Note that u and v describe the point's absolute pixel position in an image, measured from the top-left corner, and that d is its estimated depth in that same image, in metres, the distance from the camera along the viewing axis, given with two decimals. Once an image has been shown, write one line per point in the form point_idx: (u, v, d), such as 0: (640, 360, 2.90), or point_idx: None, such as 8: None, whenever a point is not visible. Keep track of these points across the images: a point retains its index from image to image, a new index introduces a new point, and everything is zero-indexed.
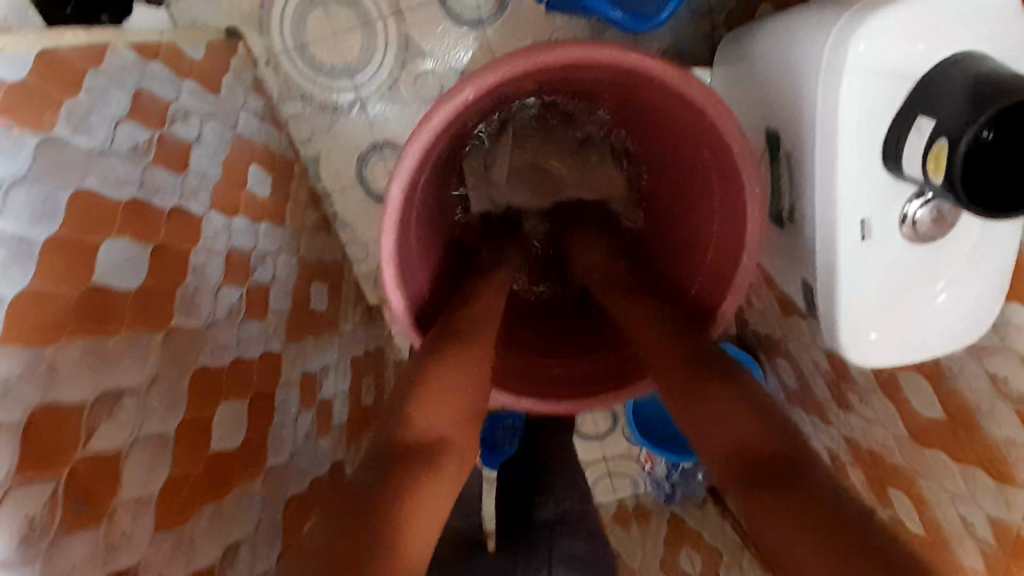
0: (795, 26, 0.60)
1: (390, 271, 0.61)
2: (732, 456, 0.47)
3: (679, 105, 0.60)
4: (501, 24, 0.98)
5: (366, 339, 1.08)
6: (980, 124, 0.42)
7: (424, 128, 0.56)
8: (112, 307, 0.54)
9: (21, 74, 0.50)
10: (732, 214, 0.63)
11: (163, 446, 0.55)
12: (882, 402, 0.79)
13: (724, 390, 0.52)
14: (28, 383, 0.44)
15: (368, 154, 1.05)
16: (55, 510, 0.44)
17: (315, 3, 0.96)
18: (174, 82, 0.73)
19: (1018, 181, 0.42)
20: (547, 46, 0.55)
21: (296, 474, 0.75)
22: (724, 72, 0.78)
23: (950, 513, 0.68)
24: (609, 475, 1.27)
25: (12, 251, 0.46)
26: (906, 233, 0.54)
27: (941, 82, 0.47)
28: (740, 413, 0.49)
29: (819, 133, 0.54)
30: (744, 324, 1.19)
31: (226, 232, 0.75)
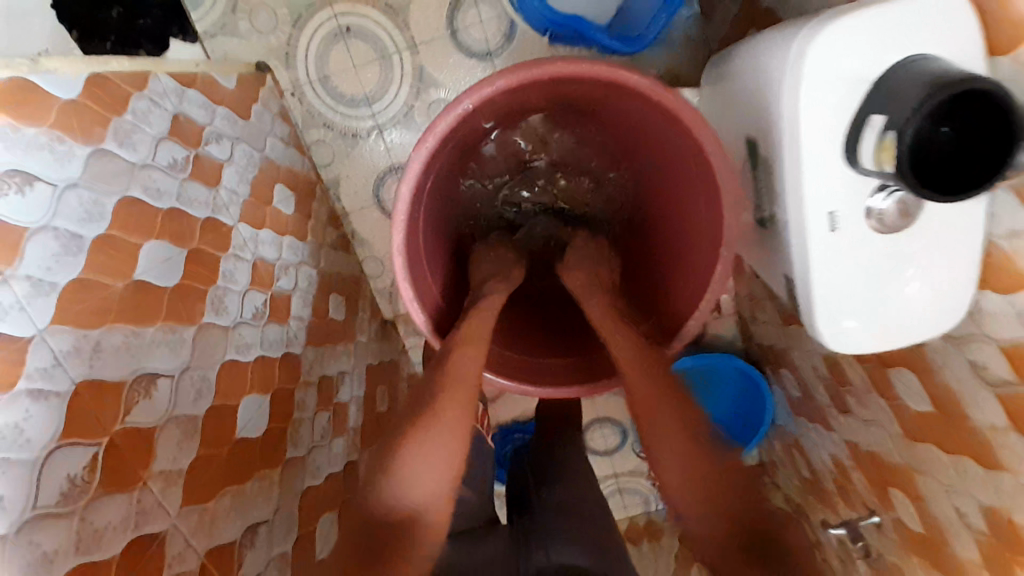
0: (764, 46, 0.67)
1: (400, 264, 0.66)
2: (709, 515, 0.54)
3: (658, 114, 0.67)
4: (509, 55, 1.06)
5: (381, 350, 1.14)
6: (916, 118, 0.47)
7: (430, 134, 0.63)
8: (152, 301, 0.60)
9: (73, 94, 0.57)
10: (711, 214, 0.68)
11: (193, 427, 0.61)
12: (877, 402, 0.81)
13: (687, 441, 0.58)
14: (77, 358, 0.50)
15: (384, 177, 1.12)
16: (95, 473, 0.49)
17: (337, 40, 1.05)
18: (208, 108, 0.81)
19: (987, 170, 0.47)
20: (537, 60, 0.62)
21: (312, 468, 0.80)
22: (709, 91, 0.85)
23: (947, 507, 0.70)
24: (620, 491, 1.29)
25: (64, 247, 0.51)
26: (873, 224, 0.59)
27: (893, 83, 0.52)
28: (710, 473, 0.56)
29: (787, 135, 0.60)
30: (749, 336, 1.22)
31: (253, 242, 0.82)
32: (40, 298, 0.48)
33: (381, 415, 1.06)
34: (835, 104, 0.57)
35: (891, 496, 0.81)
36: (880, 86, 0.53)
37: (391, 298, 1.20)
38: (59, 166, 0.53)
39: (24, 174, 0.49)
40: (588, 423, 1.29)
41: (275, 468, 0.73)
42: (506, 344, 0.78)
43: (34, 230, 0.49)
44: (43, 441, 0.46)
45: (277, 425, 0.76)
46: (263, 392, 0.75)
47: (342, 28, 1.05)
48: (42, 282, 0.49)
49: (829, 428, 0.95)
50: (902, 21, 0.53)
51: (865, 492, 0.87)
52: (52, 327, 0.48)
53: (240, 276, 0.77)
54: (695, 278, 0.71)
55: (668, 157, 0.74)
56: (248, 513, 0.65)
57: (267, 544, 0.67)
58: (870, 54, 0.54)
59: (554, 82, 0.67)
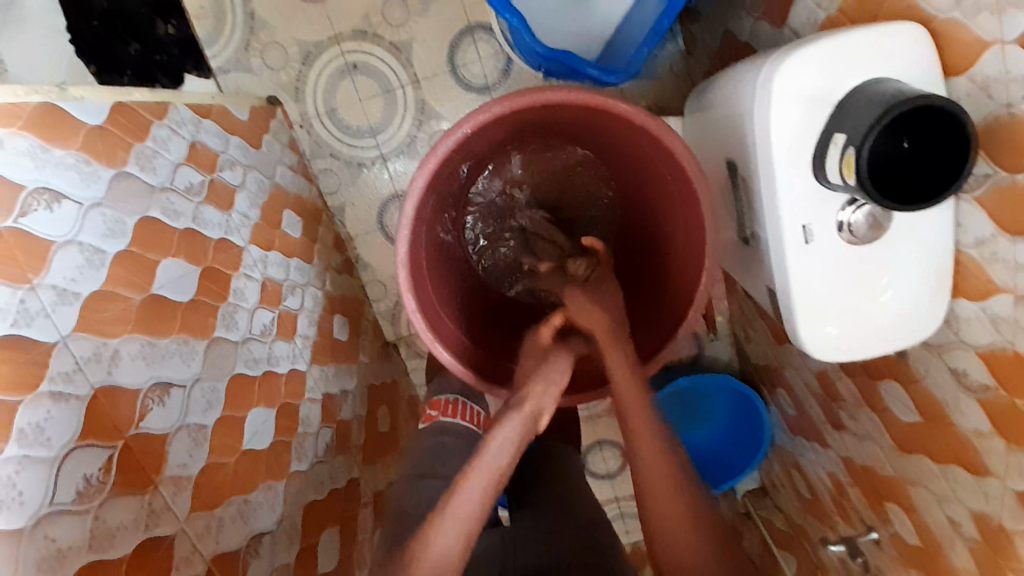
0: (738, 72, 0.71)
1: (404, 277, 0.70)
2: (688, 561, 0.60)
3: (641, 137, 0.72)
4: (506, 88, 1.12)
5: (383, 372, 1.16)
6: (874, 131, 0.50)
7: (431, 157, 0.68)
8: (167, 314, 0.63)
9: (98, 120, 0.61)
10: (694, 229, 0.73)
11: (203, 436, 0.64)
12: (868, 414, 0.82)
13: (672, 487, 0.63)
14: (96, 365, 0.53)
15: (387, 205, 1.17)
16: (109, 474, 0.51)
17: (344, 76, 1.11)
18: (222, 137, 0.86)
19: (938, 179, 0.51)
20: (529, 89, 0.67)
21: (315, 483, 0.82)
22: (691, 116, 0.90)
23: (939, 514, 0.71)
24: (622, 516, 1.30)
25: (88, 260, 0.55)
26: (846, 237, 0.63)
27: (851, 105, 0.56)
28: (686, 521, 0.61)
29: (760, 153, 0.64)
30: (744, 357, 1.24)
31: (262, 263, 0.85)
32: (65, 306, 0.51)
33: (383, 436, 1.08)
34: (802, 123, 0.61)
35: (886, 510, 0.82)
36: (844, 108, 0.57)
37: (394, 321, 1.23)
38: (85, 186, 0.57)
39: (53, 192, 0.53)
40: (588, 447, 1.30)
41: (280, 481, 0.74)
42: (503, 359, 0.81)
43: (61, 244, 0.52)
44: (63, 442, 0.48)
45: (283, 438, 0.78)
46: (270, 406, 0.77)
47: (349, 64, 1.11)
48: (67, 291, 0.52)
49: (825, 444, 0.97)
50: (861, 47, 0.58)
51: (861, 506, 0.88)
52: (74, 334, 0.52)
53: (250, 295, 0.80)
54: (683, 289, 0.75)
55: (653, 177, 0.78)
56: (253, 523, 0.67)
57: (271, 556, 0.69)
58: (833, 78, 0.59)
59: (547, 108, 0.71)
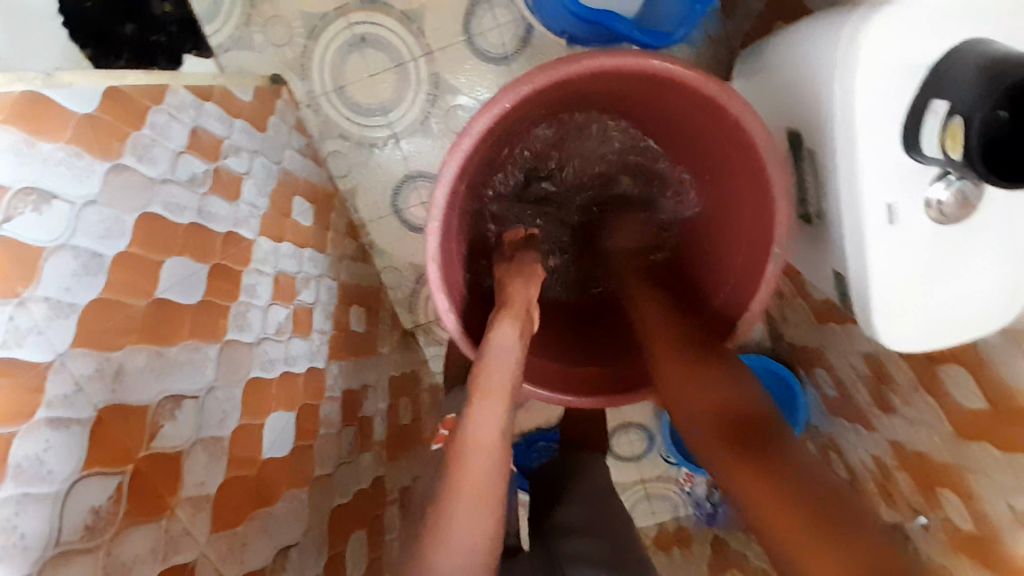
0: (808, 35, 0.66)
1: (434, 272, 0.64)
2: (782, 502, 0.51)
3: (701, 109, 0.66)
4: (526, 58, 1.04)
5: (403, 362, 1.11)
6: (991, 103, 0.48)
7: (465, 137, 0.61)
8: (175, 320, 0.58)
9: (91, 108, 0.55)
10: (761, 208, 0.67)
11: (220, 448, 0.59)
12: (927, 403, 0.76)
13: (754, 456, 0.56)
14: (99, 382, 0.48)
15: (402, 186, 1.10)
16: (120, 502, 0.47)
17: (353, 49, 1.04)
18: (225, 121, 0.79)
19: None
20: (574, 58, 0.60)
21: (340, 486, 0.78)
22: (746, 84, 0.85)
23: (1000, 508, 0.64)
24: (647, 497, 1.24)
25: (83, 266, 0.49)
26: (933, 215, 0.59)
27: (953, 68, 0.53)
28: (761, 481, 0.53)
29: (837, 123, 0.59)
30: (779, 339, 1.18)
31: (274, 255, 0.80)
32: (60, 320, 0.46)
33: (404, 429, 1.03)
34: (892, 86, 0.57)
35: (939, 496, 0.75)
36: (941, 73, 0.54)
37: (412, 308, 1.18)
38: (78, 184, 0.51)
39: (40, 192, 0.47)
40: (613, 428, 1.23)
41: (303, 488, 0.70)
42: (550, 354, 0.78)
43: (52, 249, 0.47)
44: (67, 473, 0.43)
45: (304, 442, 0.73)
46: (289, 409, 0.73)
47: (357, 36, 1.03)
48: (62, 303, 0.47)
49: (871, 429, 0.90)
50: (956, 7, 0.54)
51: (910, 494, 0.81)
52: (73, 351, 0.46)
53: (263, 292, 0.75)
54: (747, 273, 0.70)
55: (708, 147, 0.73)
56: (277, 536, 0.63)
57: (297, 567, 0.65)
58: (933, 39, 0.55)
59: (592, 77, 0.65)
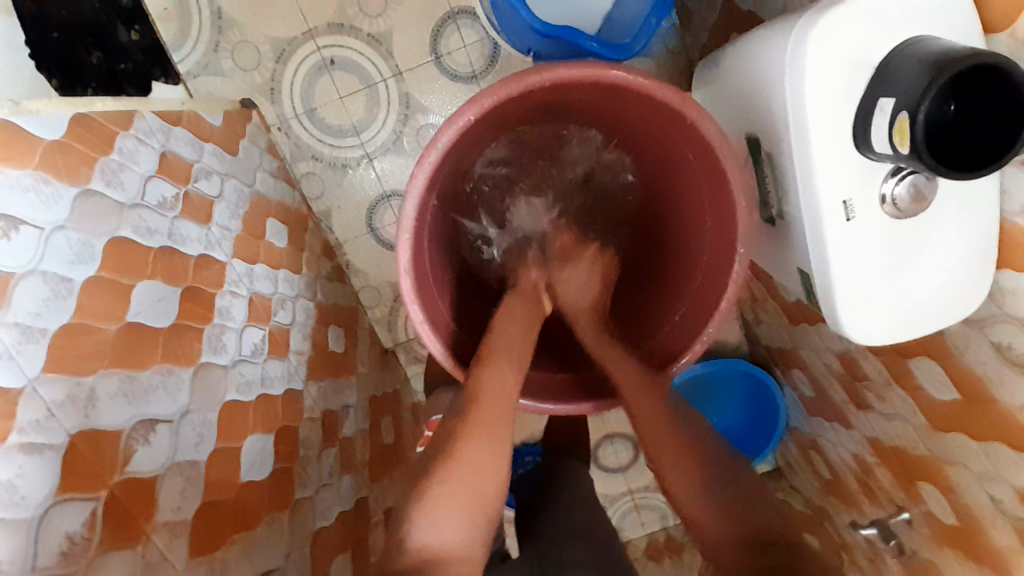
0: (760, 42, 0.69)
1: (407, 285, 0.65)
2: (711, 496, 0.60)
3: (661, 116, 0.68)
4: (493, 76, 1.06)
5: (383, 382, 1.10)
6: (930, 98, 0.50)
7: (431, 149, 0.62)
8: (146, 344, 0.57)
9: (58, 135, 0.55)
10: (723, 211, 0.69)
11: (197, 473, 0.58)
12: (898, 396, 0.77)
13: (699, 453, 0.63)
14: (70, 408, 0.47)
15: (377, 205, 1.11)
16: (95, 528, 0.46)
17: (322, 72, 1.05)
18: (196, 145, 0.80)
19: (990, 141, 0.50)
20: (534, 69, 0.62)
21: (322, 507, 0.77)
22: (704, 91, 0.88)
23: (978, 492, 0.65)
24: (636, 508, 1.23)
25: (53, 291, 0.49)
26: (889, 211, 0.61)
27: (898, 66, 0.55)
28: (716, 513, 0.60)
29: (795, 128, 0.62)
30: (754, 342, 1.20)
31: (248, 277, 0.80)
32: (31, 345, 0.46)
33: (387, 449, 1.02)
34: (839, 91, 0.59)
35: (919, 489, 0.76)
36: (887, 69, 0.56)
37: (390, 327, 1.18)
38: (47, 209, 0.51)
39: (8, 217, 0.47)
40: (598, 441, 1.22)
41: (284, 510, 0.69)
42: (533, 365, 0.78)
43: (21, 275, 0.46)
44: (40, 499, 0.43)
45: (283, 464, 0.73)
46: (267, 431, 0.72)
47: (326, 59, 1.04)
48: (32, 328, 0.46)
49: (848, 426, 0.91)
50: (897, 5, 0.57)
51: (891, 488, 0.82)
52: (44, 376, 0.46)
53: (238, 313, 0.75)
54: (712, 275, 0.72)
55: (672, 155, 0.75)
56: (259, 560, 0.62)
57: None
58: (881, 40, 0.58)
59: (553, 89, 0.66)
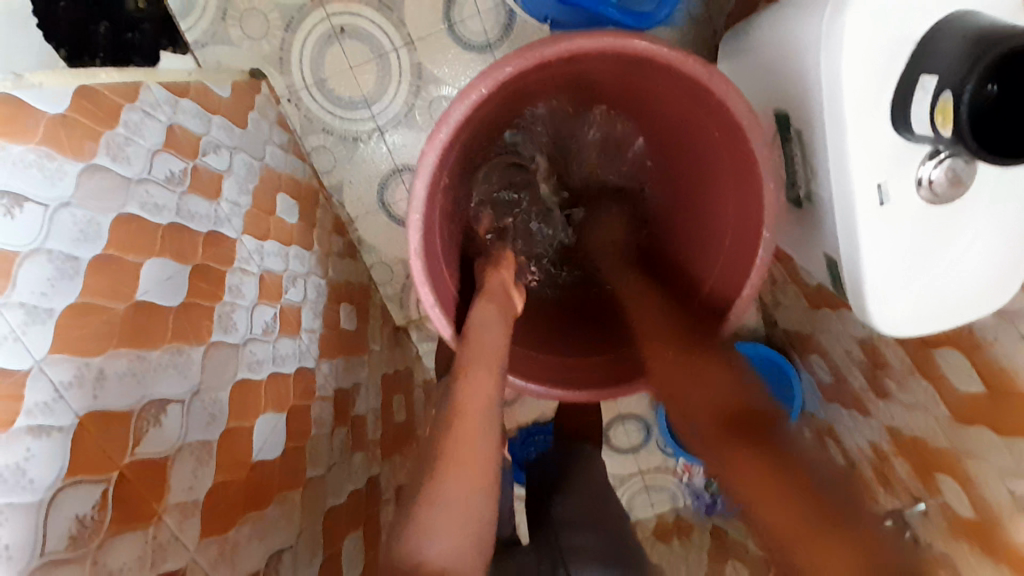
0: (794, 13, 0.65)
1: (419, 268, 0.63)
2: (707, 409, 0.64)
3: (685, 91, 0.65)
4: (509, 47, 1.02)
5: (394, 358, 1.10)
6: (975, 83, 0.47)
7: (443, 125, 0.60)
8: (155, 323, 0.56)
9: (62, 108, 0.53)
10: (748, 194, 0.66)
11: (208, 453, 0.58)
12: (921, 385, 0.75)
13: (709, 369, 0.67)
14: (80, 390, 0.46)
15: (389, 180, 1.09)
16: (106, 510, 0.46)
17: (332, 41, 1.02)
18: (204, 118, 0.78)
19: None
20: (553, 41, 0.59)
21: (333, 486, 0.77)
22: (730, 65, 0.85)
23: (997, 487, 0.64)
24: (647, 489, 1.23)
25: (59, 271, 0.48)
26: (925, 196, 0.58)
27: (938, 45, 0.52)
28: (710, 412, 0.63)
29: (828, 105, 0.59)
30: (772, 324, 1.17)
31: (258, 254, 0.79)
32: (37, 327, 0.45)
33: (398, 426, 1.02)
34: (879, 68, 0.56)
35: (936, 480, 0.75)
36: (928, 48, 0.53)
37: (402, 304, 1.17)
38: (51, 186, 0.49)
39: (11, 194, 0.45)
40: (609, 421, 1.21)
41: (295, 489, 0.69)
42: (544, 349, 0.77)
43: (25, 254, 0.45)
44: (49, 482, 0.42)
45: (295, 443, 0.72)
46: (279, 411, 0.72)
47: (336, 28, 1.01)
48: (38, 308, 0.45)
49: (866, 413, 0.89)
50: None
51: (908, 477, 0.80)
52: (52, 358, 0.45)
53: (248, 292, 0.74)
54: (734, 259, 0.69)
55: (695, 134, 0.71)
56: (270, 540, 0.62)
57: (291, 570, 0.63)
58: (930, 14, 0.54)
59: (572, 61, 0.63)
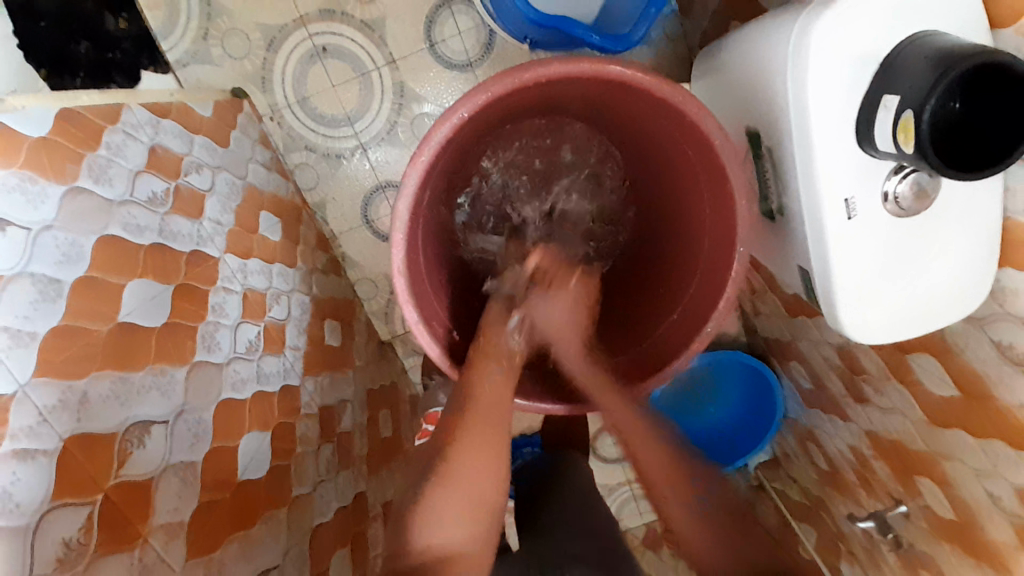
0: (763, 34, 0.67)
1: (402, 286, 0.64)
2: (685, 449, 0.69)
3: (659, 110, 0.66)
4: (489, 65, 1.04)
5: (380, 373, 1.10)
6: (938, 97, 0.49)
7: (425, 148, 0.61)
8: (139, 344, 0.56)
9: (43, 130, 0.53)
10: (721, 209, 0.68)
11: (193, 473, 0.58)
12: (896, 389, 0.77)
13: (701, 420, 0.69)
14: (64, 412, 0.46)
15: (372, 196, 1.09)
16: (91, 534, 0.46)
17: (314, 60, 1.03)
18: (186, 138, 0.78)
19: (998, 138, 0.50)
20: (529, 66, 0.60)
21: (321, 504, 0.77)
22: (704, 83, 0.87)
23: (974, 486, 0.66)
24: (635, 497, 1.23)
25: (41, 293, 0.48)
26: (891, 209, 0.60)
27: (901, 65, 0.54)
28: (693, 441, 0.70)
29: (796, 123, 0.61)
30: (752, 333, 1.20)
31: (241, 272, 0.79)
32: (20, 350, 0.45)
33: (386, 442, 1.02)
34: (843, 87, 0.58)
35: (915, 482, 0.77)
36: (892, 67, 0.55)
37: (386, 319, 1.17)
38: (33, 209, 0.49)
39: None
40: (596, 432, 1.22)
41: (282, 508, 0.69)
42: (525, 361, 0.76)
43: (8, 278, 0.45)
44: (34, 506, 0.42)
45: (280, 462, 0.72)
46: (264, 429, 0.71)
47: (318, 48, 1.02)
48: (21, 332, 0.45)
49: (845, 418, 0.91)
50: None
51: (888, 479, 0.82)
52: (35, 381, 0.45)
53: (232, 310, 0.74)
54: (711, 273, 0.71)
55: (671, 151, 0.73)
56: (258, 560, 0.61)
57: None
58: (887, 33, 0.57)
59: (550, 84, 0.64)
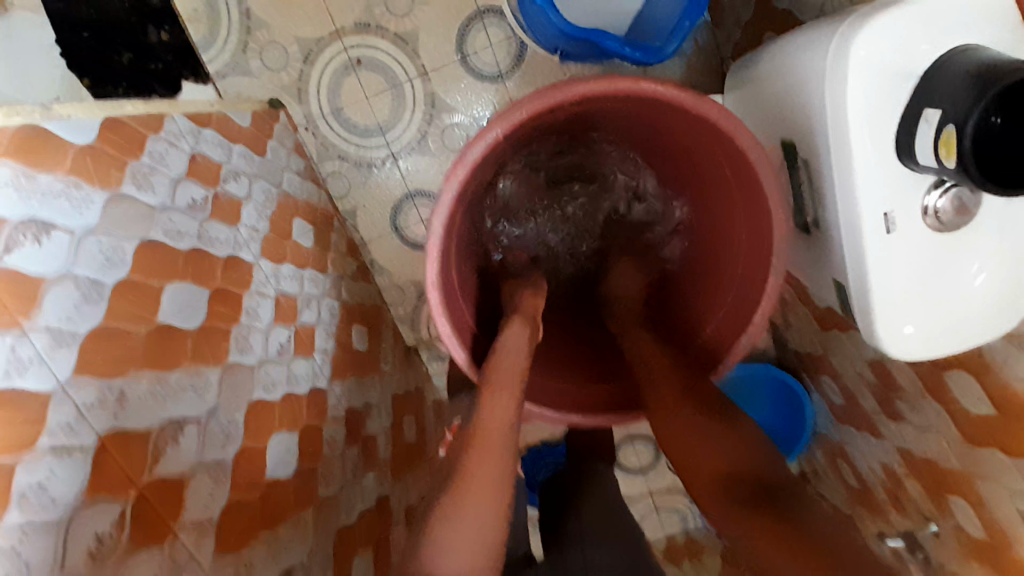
0: (799, 47, 0.67)
1: (434, 297, 0.64)
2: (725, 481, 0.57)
3: (693, 125, 0.66)
4: (520, 75, 1.05)
5: (406, 379, 1.11)
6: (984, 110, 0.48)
7: (459, 163, 0.61)
8: (175, 345, 0.58)
9: (89, 139, 0.56)
10: (757, 223, 0.67)
11: (223, 472, 0.59)
12: (932, 407, 0.74)
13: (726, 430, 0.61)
14: (102, 410, 0.48)
15: (402, 204, 1.11)
16: (124, 529, 0.47)
17: (349, 72, 1.05)
18: (225, 146, 0.80)
19: None
20: (563, 84, 0.60)
21: (345, 506, 0.78)
22: (736, 95, 0.87)
23: (1009, 511, 0.63)
24: (657, 511, 1.22)
25: (84, 295, 0.50)
26: (931, 223, 0.59)
27: (940, 78, 0.53)
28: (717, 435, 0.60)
29: (833, 134, 0.60)
30: (783, 347, 1.17)
31: (274, 277, 0.81)
32: (62, 349, 0.47)
33: (410, 447, 1.03)
34: (883, 99, 0.57)
35: (950, 504, 0.74)
36: (931, 80, 0.54)
37: (413, 326, 1.18)
38: (78, 214, 0.52)
39: (40, 223, 0.48)
40: (621, 443, 1.21)
41: (307, 508, 0.70)
42: (550, 372, 0.76)
43: (53, 280, 0.47)
44: (70, 500, 0.44)
45: (307, 464, 0.73)
46: (292, 430, 0.73)
47: (353, 59, 1.05)
48: (63, 331, 0.47)
49: (878, 437, 0.88)
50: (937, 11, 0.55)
51: (921, 501, 0.79)
52: (75, 379, 0.47)
53: (264, 314, 0.76)
54: (745, 288, 0.70)
55: (705, 166, 0.72)
56: (282, 559, 0.62)
57: None
58: (927, 46, 0.56)
59: (584, 101, 0.65)
